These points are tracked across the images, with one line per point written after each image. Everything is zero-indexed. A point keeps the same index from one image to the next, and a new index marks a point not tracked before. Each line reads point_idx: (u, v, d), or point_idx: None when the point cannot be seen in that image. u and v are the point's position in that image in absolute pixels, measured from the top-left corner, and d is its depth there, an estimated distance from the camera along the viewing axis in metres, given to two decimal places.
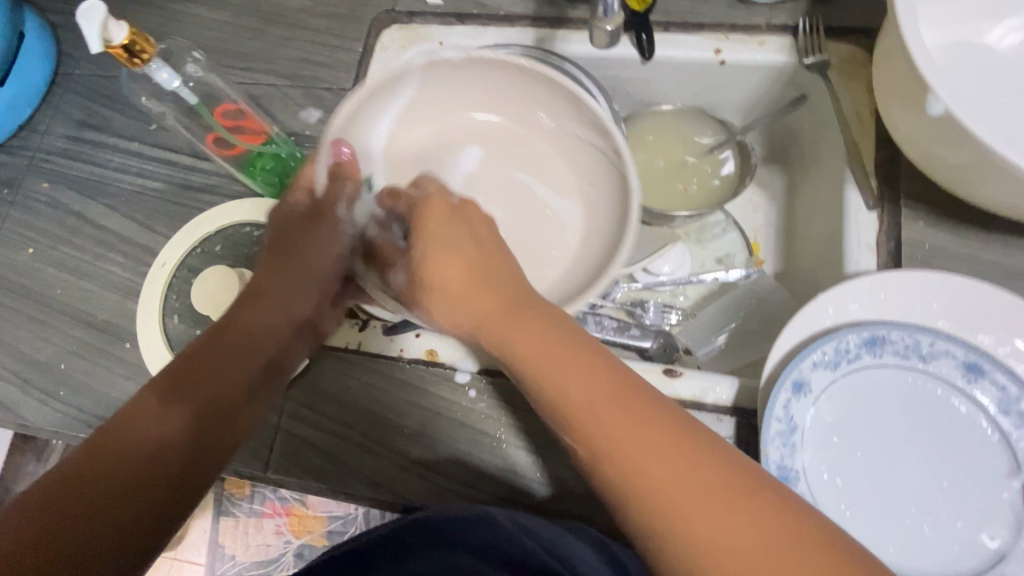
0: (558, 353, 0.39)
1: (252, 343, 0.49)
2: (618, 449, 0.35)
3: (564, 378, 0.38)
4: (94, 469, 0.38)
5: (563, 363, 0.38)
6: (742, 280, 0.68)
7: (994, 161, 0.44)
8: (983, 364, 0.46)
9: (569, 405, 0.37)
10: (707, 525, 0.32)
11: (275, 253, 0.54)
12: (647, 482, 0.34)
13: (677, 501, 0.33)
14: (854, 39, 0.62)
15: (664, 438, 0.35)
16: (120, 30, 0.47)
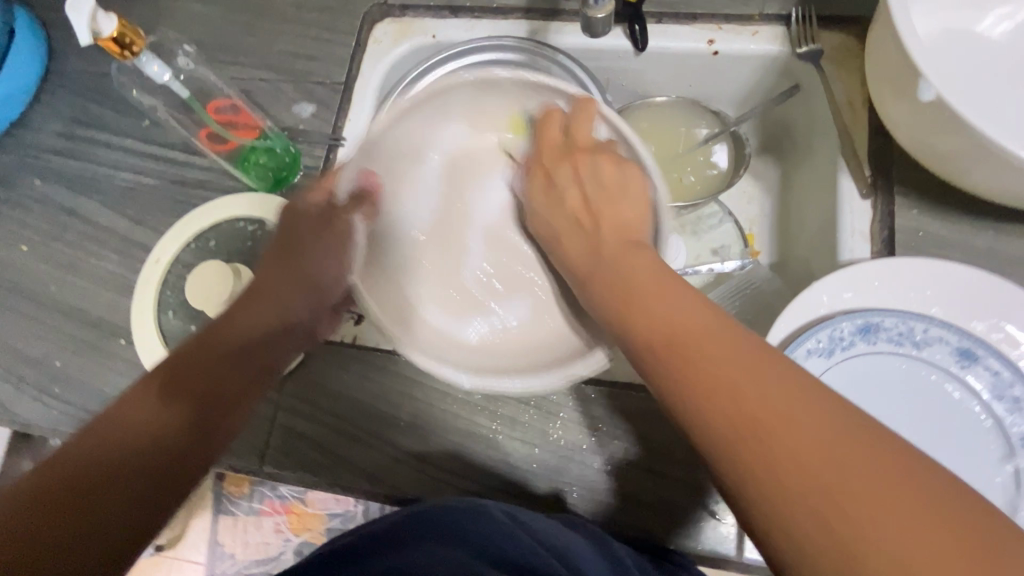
0: (653, 290, 0.39)
1: (254, 339, 0.48)
2: (721, 390, 0.32)
3: (658, 309, 0.38)
4: (88, 462, 0.38)
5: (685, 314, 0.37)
6: (737, 270, 0.67)
7: (985, 146, 0.44)
8: (976, 349, 0.46)
9: (675, 345, 0.36)
10: (820, 477, 0.28)
11: (277, 250, 0.53)
12: (748, 424, 0.31)
13: (785, 449, 0.30)
14: (846, 29, 0.62)
15: (783, 388, 0.31)
16: (109, 22, 0.47)
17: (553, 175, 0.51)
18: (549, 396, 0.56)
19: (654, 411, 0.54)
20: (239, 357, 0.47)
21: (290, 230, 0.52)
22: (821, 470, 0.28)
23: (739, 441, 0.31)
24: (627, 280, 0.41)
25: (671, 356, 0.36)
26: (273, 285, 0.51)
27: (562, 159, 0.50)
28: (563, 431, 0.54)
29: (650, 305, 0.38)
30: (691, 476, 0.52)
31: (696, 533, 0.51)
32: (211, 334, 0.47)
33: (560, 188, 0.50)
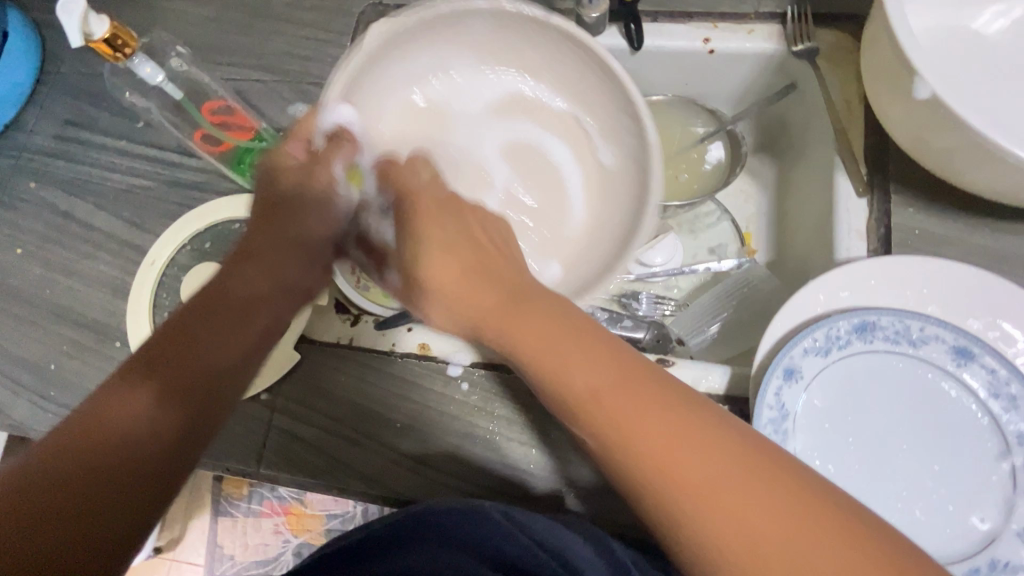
0: (562, 345, 0.38)
1: (252, 306, 0.45)
2: (630, 438, 0.35)
3: (571, 370, 0.37)
4: (84, 458, 0.35)
5: (588, 370, 0.37)
6: (735, 269, 0.67)
7: (981, 144, 0.44)
8: (973, 348, 0.46)
9: (579, 399, 0.37)
10: (715, 504, 0.32)
11: (264, 212, 0.50)
12: (654, 466, 0.34)
13: (684, 481, 0.33)
14: (842, 27, 0.62)
15: (698, 444, 0.34)
16: (101, 24, 0.47)
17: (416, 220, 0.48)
18: None
19: None
20: (235, 324, 0.43)
21: (278, 190, 0.50)
22: (712, 498, 0.32)
23: (647, 483, 0.34)
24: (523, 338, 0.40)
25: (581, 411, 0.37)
26: (264, 245, 0.48)
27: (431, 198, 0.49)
28: (560, 432, 0.54)
29: (550, 358, 0.38)
30: None
31: None
32: (205, 303, 0.44)
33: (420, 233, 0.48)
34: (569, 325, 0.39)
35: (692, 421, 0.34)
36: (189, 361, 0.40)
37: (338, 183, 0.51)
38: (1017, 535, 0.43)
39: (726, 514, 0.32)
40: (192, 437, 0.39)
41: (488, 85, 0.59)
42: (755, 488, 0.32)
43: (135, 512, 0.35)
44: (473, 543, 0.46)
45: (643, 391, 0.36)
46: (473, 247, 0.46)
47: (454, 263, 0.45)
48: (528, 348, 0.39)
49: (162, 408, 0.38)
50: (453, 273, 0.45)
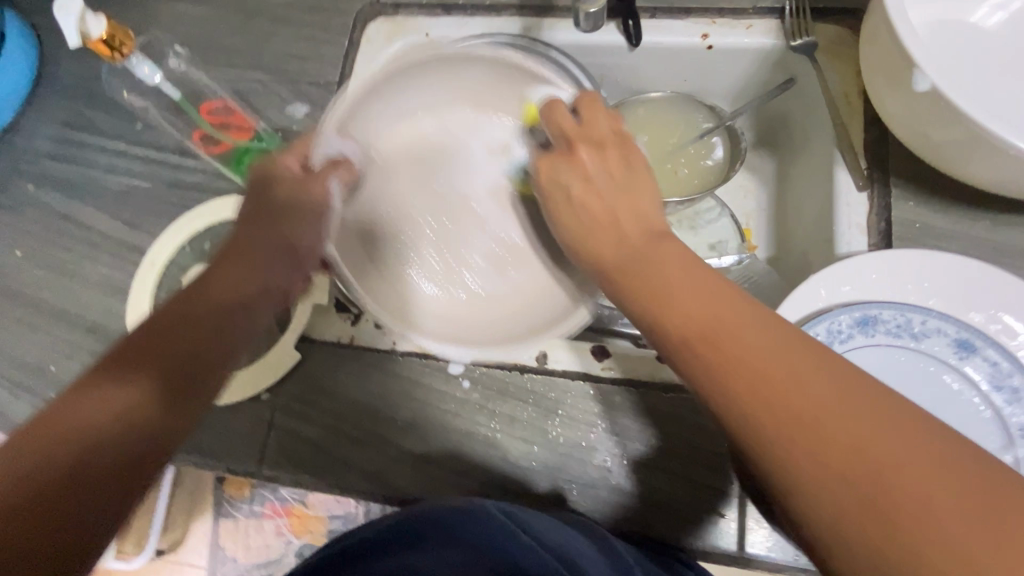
0: (672, 279, 0.37)
1: (233, 305, 0.44)
2: (723, 358, 0.33)
3: (682, 299, 0.36)
4: (56, 449, 0.32)
5: (742, 329, 0.33)
6: (735, 265, 0.67)
7: (981, 136, 0.44)
8: (974, 341, 0.46)
9: (722, 360, 0.33)
10: (882, 467, 0.28)
11: (257, 210, 0.50)
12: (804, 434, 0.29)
13: (841, 444, 0.28)
14: (840, 21, 0.62)
15: (823, 388, 0.30)
16: (98, 23, 0.47)
17: (555, 178, 0.47)
18: (547, 394, 0.55)
19: (654, 407, 0.54)
20: (218, 315, 0.42)
21: (268, 195, 0.51)
22: (879, 461, 0.28)
23: (794, 452, 0.29)
24: (666, 300, 0.37)
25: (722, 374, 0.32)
26: (255, 244, 0.48)
27: (562, 159, 0.47)
28: (562, 429, 0.54)
29: (694, 324, 0.35)
30: (692, 472, 0.52)
31: (697, 529, 0.51)
32: (185, 302, 0.43)
33: (564, 189, 0.46)
34: (711, 287, 0.36)
35: (853, 382, 0.30)
36: (168, 347, 0.39)
37: (335, 197, 0.51)
38: None
39: (895, 478, 0.27)
40: (171, 428, 0.37)
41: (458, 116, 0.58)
42: (928, 453, 0.28)
43: (106, 507, 0.33)
44: (470, 539, 0.46)
45: (798, 350, 0.32)
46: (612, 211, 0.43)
47: (608, 215, 0.44)
48: (669, 315, 0.36)
49: (145, 402, 0.36)
50: (610, 240, 0.43)
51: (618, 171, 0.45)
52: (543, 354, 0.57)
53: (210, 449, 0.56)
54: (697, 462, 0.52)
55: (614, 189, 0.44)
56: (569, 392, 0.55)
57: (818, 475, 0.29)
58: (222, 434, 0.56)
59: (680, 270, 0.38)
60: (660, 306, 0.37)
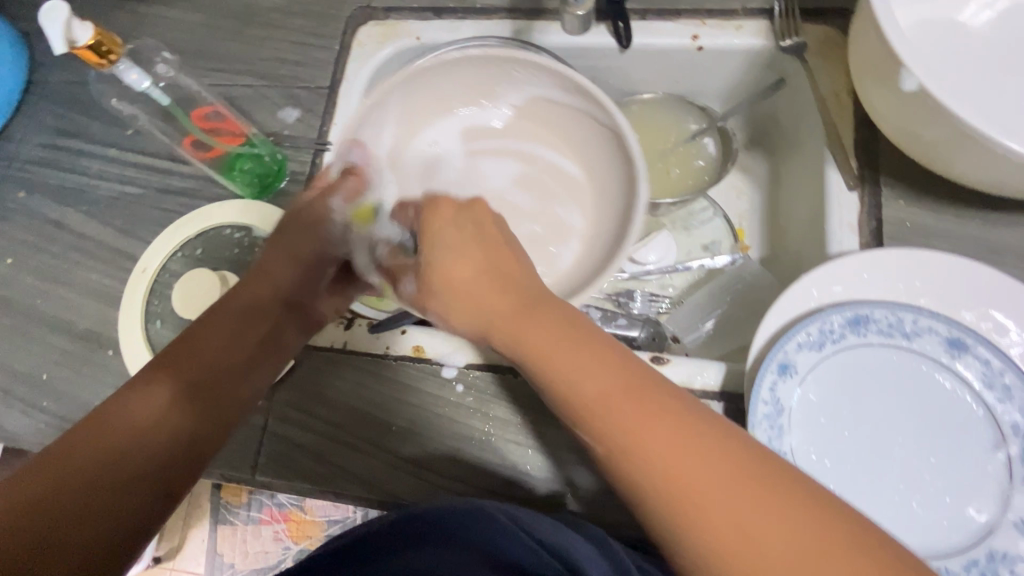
0: (568, 345, 0.37)
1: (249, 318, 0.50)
2: (622, 424, 0.34)
3: (575, 369, 0.36)
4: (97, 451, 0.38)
5: (596, 381, 0.36)
6: (728, 266, 0.68)
7: (969, 135, 0.44)
8: (966, 339, 0.46)
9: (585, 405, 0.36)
10: (710, 497, 0.31)
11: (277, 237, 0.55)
12: (650, 470, 0.33)
13: (680, 479, 0.32)
14: (830, 21, 0.62)
15: (709, 454, 0.32)
16: (85, 30, 0.47)
17: (438, 227, 0.45)
18: (541, 396, 0.55)
19: None
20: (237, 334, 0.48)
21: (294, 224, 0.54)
22: (706, 492, 0.32)
23: (643, 481, 0.33)
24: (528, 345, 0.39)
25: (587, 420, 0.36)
26: (275, 267, 0.53)
27: (460, 215, 0.45)
28: (556, 432, 0.54)
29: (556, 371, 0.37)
30: None
31: None
32: (211, 321, 0.49)
33: (441, 241, 0.44)
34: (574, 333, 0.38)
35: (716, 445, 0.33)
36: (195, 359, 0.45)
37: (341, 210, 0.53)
38: (1014, 525, 0.43)
39: (721, 509, 0.31)
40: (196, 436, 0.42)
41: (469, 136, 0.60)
42: (753, 482, 0.31)
43: (141, 510, 0.38)
44: (478, 540, 0.46)
45: (647, 393, 0.35)
46: (494, 258, 0.43)
47: (473, 278, 0.42)
48: (569, 387, 0.36)
49: (173, 413, 0.42)
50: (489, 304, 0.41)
51: (484, 218, 0.45)
52: None
53: None
54: None
55: (484, 265, 0.43)
56: None
57: (707, 539, 0.31)
58: None
59: (536, 317, 0.39)
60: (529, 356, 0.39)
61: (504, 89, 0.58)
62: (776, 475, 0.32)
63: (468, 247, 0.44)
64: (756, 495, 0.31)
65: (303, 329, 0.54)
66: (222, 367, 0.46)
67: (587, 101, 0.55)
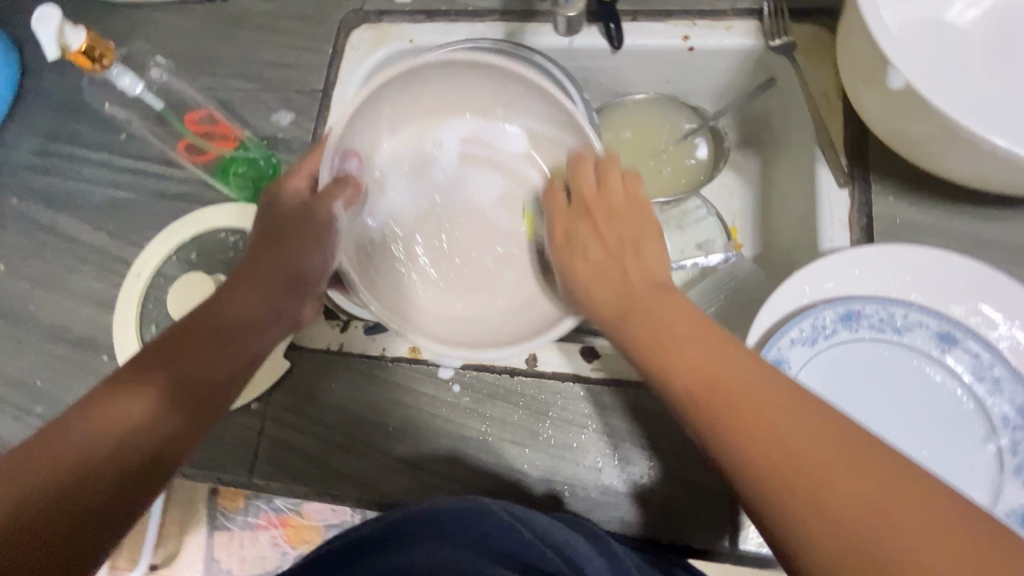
0: (673, 328, 0.39)
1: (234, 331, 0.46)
2: (724, 415, 0.34)
3: (680, 352, 0.38)
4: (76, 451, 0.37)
5: (751, 388, 0.35)
6: (722, 264, 0.68)
7: (954, 131, 0.45)
8: (956, 333, 0.47)
9: (730, 407, 0.35)
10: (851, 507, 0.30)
11: (263, 237, 0.52)
12: (788, 470, 0.32)
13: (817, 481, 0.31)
14: (818, 21, 0.63)
15: (817, 440, 0.32)
16: (77, 35, 0.46)
17: (569, 231, 0.48)
18: (537, 396, 0.56)
19: (642, 407, 0.54)
20: (229, 337, 0.46)
21: (273, 221, 0.52)
22: (853, 502, 0.30)
23: (755, 480, 0.32)
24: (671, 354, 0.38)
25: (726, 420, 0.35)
26: (266, 270, 0.50)
27: (574, 214, 0.48)
28: (553, 431, 0.54)
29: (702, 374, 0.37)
30: (682, 470, 0.52)
31: (688, 528, 0.51)
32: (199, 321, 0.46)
33: (577, 242, 0.47)
34: (730, 346, 0.37)
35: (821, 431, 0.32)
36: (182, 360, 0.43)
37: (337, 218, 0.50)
38: (1006, 516, 0.43)
39: (864, 516, 0.29)
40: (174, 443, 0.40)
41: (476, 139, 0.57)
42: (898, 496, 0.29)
43: (95, 520, 0.36)
44: (473, 538, 0.45)
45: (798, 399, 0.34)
46: (612, 248, 0.46)
47: (596, 262, 0.45)
48: (671, 370, 0.38)
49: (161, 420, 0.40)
50: (601, 278, 0.45)
51: (628, 190, 0.48)
52: (532, 357, 0.57)
53: (199, 460, 0.56)
54: (688, 460, 0.52)
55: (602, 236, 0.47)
56: (559, 392, 0.56)
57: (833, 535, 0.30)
58: (211, 445, 0.56)
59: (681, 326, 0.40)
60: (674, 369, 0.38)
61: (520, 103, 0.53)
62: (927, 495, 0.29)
63: (583, 240, 0.47)
64: (905, 508, 0.29)
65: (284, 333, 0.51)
66: (208, 372, 0.44)
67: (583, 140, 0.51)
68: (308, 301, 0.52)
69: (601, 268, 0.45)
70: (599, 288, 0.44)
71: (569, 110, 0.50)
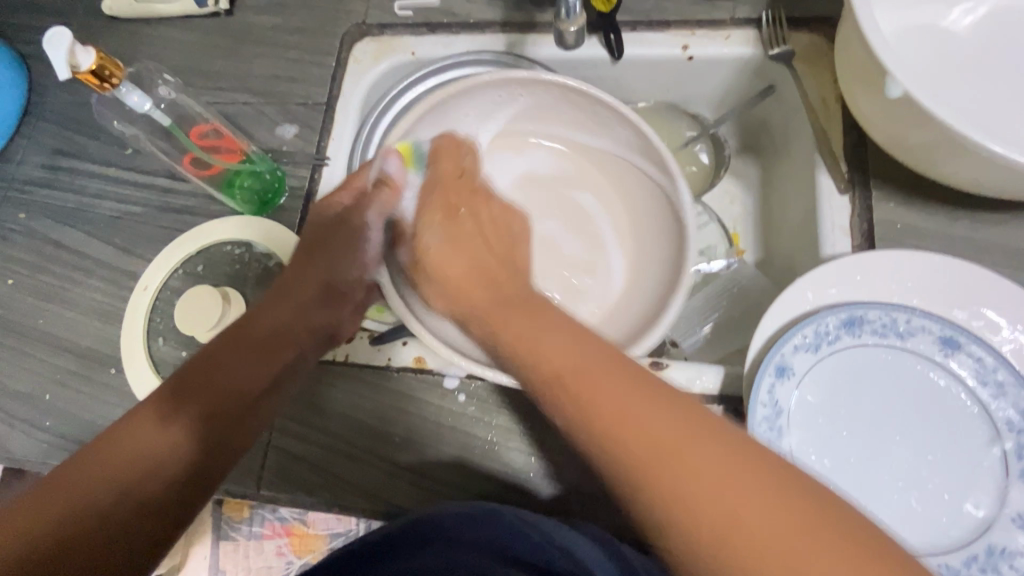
0: (537, 320, 0.40)
1: (266, 348, 0.50)
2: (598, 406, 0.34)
3: (544, 344, 0.38)
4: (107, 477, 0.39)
5: (621, 400, 0.34)
6: (724, 270, 0.69)
7: (953, 138, 0.45)
8: (959, 338, 0.47)
9: (604, 421, 0.34)
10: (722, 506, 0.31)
11: (304, 249, 0.54)
12: (662, 482, 0.32)
13: (691, 486, 0.31)
14: (816, 28, 0.64)
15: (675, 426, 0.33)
16: (87, 54, 0.47)
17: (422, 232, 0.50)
18: None
19: None
20: (260, 350, 0.49)
21: (315, 231, 0.54)
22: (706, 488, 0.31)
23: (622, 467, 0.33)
24: (546, 362, 0.37)
25: (599, 435, 0.34)
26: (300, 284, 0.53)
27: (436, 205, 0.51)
28: (558, 439, 0.55)
29: (574, 386, 0.36)
30: None
31: None
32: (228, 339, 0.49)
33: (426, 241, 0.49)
34: (606, 361, 0.37)
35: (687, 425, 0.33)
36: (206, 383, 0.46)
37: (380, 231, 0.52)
38: (1012, 520, 0.43)
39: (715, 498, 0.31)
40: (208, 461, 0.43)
41: (512, 151, 0.63)
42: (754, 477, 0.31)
43: (139, 536, 0.38)
44: (472, 539, 0.45)
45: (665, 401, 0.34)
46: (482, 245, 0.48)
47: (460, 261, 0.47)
48: (534, 360, 0.38)
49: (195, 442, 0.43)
50: (459, 267, 0.47)
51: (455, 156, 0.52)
52: None
53: None
54: None
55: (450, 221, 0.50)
56: None
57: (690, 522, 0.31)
58: None
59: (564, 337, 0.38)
60: (554, 382, 0.37)
61: (564, 119, 0.61)
62: (786, 479, 0.31)
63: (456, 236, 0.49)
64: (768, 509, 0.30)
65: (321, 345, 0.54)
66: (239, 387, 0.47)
67: (644, 155, 0.57)
68: (348, 309, 0.55)
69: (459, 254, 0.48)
70: (456, 292, 0.46)
71: (627, 117, 0.55)
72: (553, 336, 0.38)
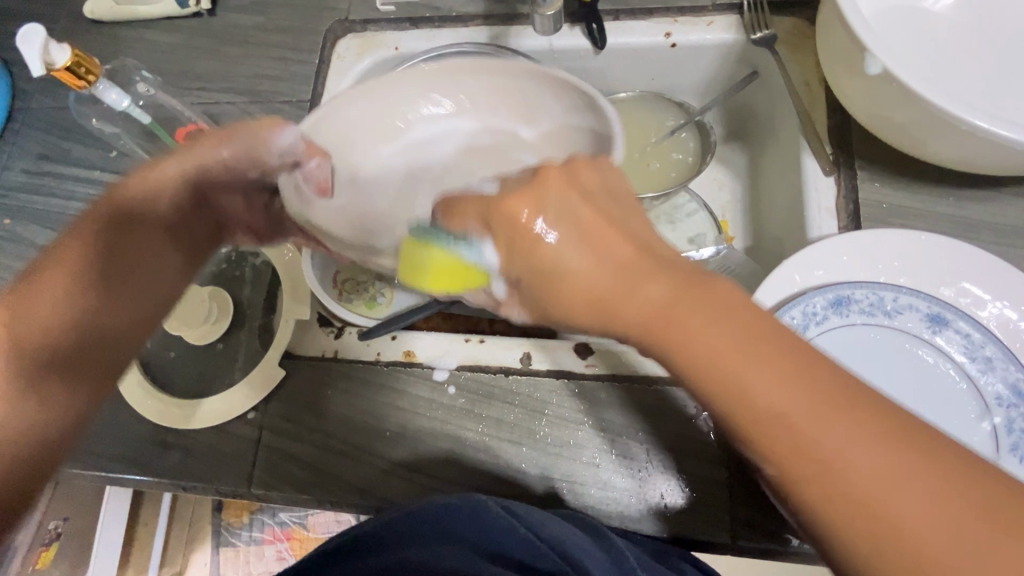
0: (636, 277, 0.33)
1: (158, 243, 0.50)
2: (710, 358, 0.31)
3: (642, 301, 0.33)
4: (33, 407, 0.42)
5: (855, 463, 0.29)
6: (713, 256, 0.66)
7: (936, 115, 0.45)
8: (946, 314, 0.47)
9: (826, 478, 0.29)
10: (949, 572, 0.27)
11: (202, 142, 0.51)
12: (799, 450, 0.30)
13: (925, 556, 0.27)
14: (798, 12, 0.64)
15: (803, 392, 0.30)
16: (62, 52, 0.47)
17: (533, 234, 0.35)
18: (532, 394, 0.56)
19: (637, 402, 0.54)
20: (152, 247, 0.50)
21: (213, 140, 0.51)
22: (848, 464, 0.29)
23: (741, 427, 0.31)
24: (761, 405, 0.30)
25: (822, 495, 0.29)
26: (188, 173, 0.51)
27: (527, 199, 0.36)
28: (550, 429, 0.54)
29: (786, 433, 0.30)
30: (680, 463, 0.52)
31: (687, 522, 0.51)
32: (128, 231, 0.49)
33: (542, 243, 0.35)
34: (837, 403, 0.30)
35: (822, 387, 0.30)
36: (133, 286, 0.48)
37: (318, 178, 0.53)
38: None
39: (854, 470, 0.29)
40: (126, 362, 0.48)
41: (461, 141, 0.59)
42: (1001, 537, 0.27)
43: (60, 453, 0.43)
44: (475, 541, 0.44)
45: (908, 442, 0.29)
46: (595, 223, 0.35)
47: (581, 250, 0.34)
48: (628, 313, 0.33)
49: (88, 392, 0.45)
50: (624, 277, 0.33)
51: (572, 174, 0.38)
52: (526, 355, 0.57)
53: (197, 472, 0.55)
54: (684, 453, 0.52)
55: (578, 233, 0.35)
56: (554, 390, 0.56)
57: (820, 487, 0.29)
58: (209, 458, 0.56)
59: (784, 368, 0.30)
60: (760, 429, 0.30)
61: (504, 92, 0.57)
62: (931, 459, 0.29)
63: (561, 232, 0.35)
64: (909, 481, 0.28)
65: (215, 227, 0.56)
66: (159, 281, 0.50)
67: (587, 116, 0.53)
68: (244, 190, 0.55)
69: (578, 255, 0.34)
70: (591, 285, 0.34)
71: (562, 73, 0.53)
72: (773, 375, 0.30)
